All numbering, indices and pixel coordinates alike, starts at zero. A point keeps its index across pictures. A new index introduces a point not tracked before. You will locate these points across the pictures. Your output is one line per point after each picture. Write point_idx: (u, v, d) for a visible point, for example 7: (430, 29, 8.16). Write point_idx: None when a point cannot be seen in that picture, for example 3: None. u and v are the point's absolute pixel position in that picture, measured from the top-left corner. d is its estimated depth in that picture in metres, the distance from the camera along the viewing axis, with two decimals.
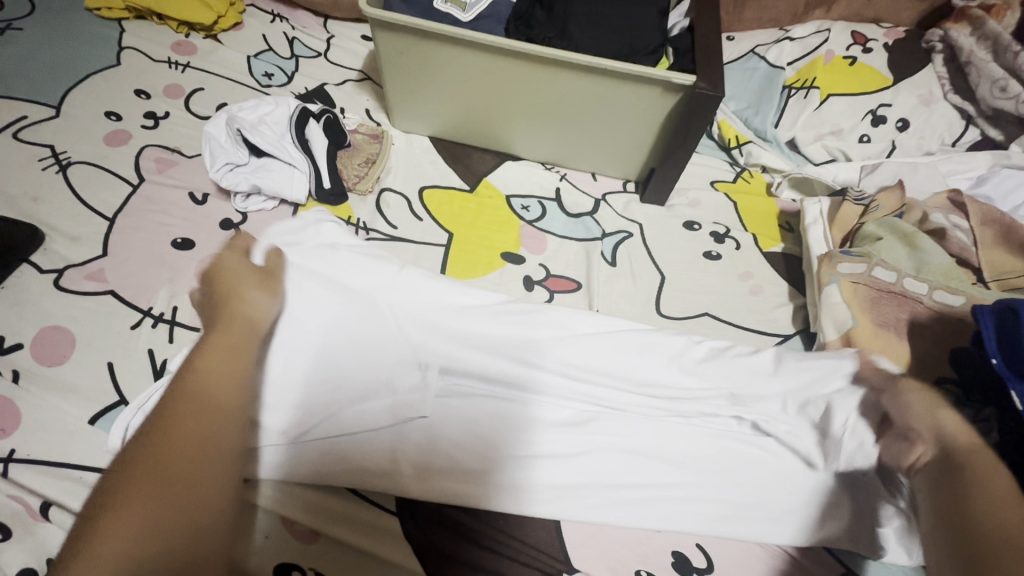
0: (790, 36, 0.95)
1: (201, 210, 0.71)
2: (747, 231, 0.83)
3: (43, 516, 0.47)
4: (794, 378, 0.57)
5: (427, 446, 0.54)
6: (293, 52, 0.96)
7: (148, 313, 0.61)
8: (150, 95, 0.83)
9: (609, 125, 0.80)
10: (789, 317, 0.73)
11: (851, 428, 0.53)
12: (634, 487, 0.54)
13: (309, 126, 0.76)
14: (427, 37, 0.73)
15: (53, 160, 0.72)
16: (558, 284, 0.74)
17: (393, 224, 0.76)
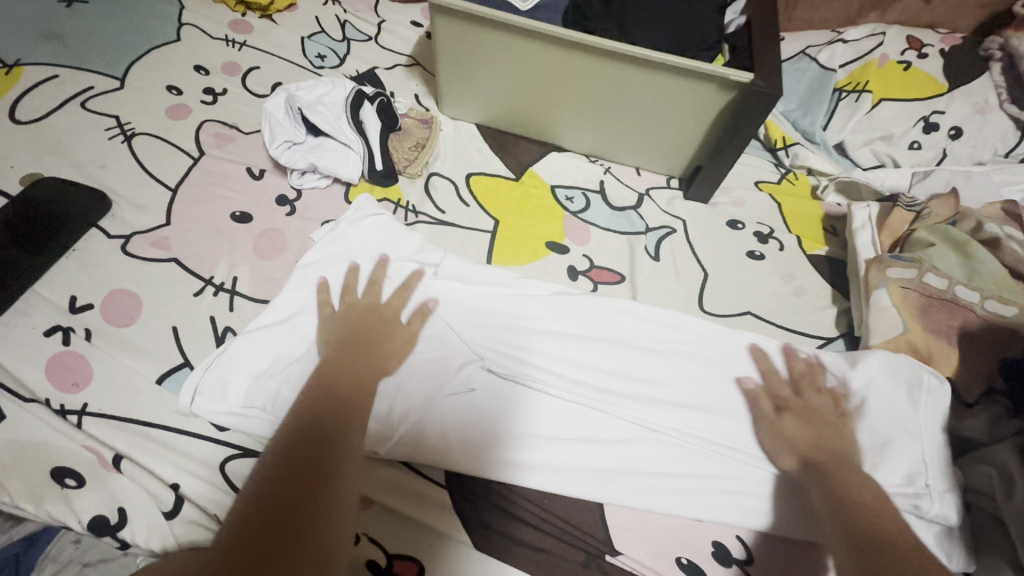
0: (842, 37, 0.94)
1: (258, 185, 0.73)
2: (790, 232, 0.82)
3: (114, 467, 0.49)
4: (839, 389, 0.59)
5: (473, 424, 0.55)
6: (344, 35, 0.97)
7: (209, 282, 0.63)
8: (208, 71, 0.86)
9: (659, 123, 0.81)
10: (833, 320, 0.73)
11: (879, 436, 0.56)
12: (676, 474, 0.56)
13: (364, 108, 0.77)
14: (486, 26, 0.74)
15: (118, 130, 0.75)
16: (602, 276, 0.74)
17: (441, 209, 0.78)
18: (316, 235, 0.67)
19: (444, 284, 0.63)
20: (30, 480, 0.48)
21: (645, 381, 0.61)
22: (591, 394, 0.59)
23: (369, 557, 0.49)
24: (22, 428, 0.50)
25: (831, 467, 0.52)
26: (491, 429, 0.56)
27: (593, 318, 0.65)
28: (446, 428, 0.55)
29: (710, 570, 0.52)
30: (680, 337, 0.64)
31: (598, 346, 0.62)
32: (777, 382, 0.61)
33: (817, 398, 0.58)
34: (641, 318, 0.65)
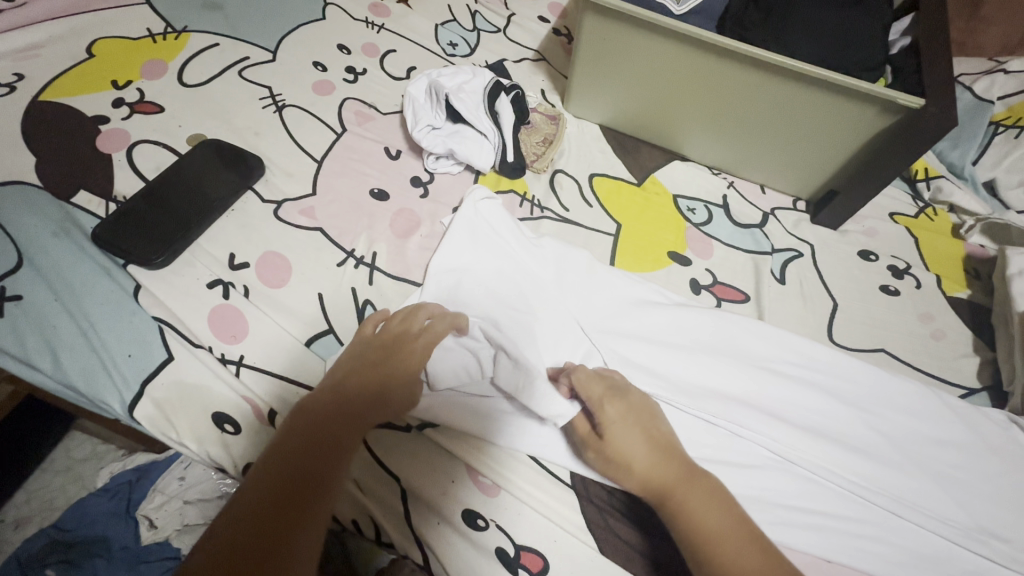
0: (1005, 68, 0.86)
1: (395, 165, 0.75)
2: (929, 271, 0.77)
3: (269, 421, 0.52)
4: (976, 458, 0.58)
5: (605, 442, 0.49)
6: (474, 25, 0.99)
7: (351, 254, 0.65)
8: (350, 50, 0.89)
9: (799, 142, 0.77)
10: (975, 370, 0.68)
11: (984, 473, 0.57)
12: (808, 509, 0.54)
13: (500, 99, 0.78)
14: (638, 26, 0.73)
15: (271, 100, 0.79)
16: (726, 293, 0.72)
17: (566, 207, 0.77)
18: (450, 218, 0.68)
19: (566, 283, 0.66)
20: (199, 422, 0.52)
21: (772, 409, 0.60)
22: (712, 412, 0.58)
23: (497, 545, 0.50)
24: (190, 371, 0.54)
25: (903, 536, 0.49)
26: None
27: (687, 328, 0.64)
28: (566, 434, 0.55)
29: None
30: (811, 367, 0.63)
31: (703, 358, 0.61)
32: (903, 430, 0.59)
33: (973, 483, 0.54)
34: (775, 345, 0.64)
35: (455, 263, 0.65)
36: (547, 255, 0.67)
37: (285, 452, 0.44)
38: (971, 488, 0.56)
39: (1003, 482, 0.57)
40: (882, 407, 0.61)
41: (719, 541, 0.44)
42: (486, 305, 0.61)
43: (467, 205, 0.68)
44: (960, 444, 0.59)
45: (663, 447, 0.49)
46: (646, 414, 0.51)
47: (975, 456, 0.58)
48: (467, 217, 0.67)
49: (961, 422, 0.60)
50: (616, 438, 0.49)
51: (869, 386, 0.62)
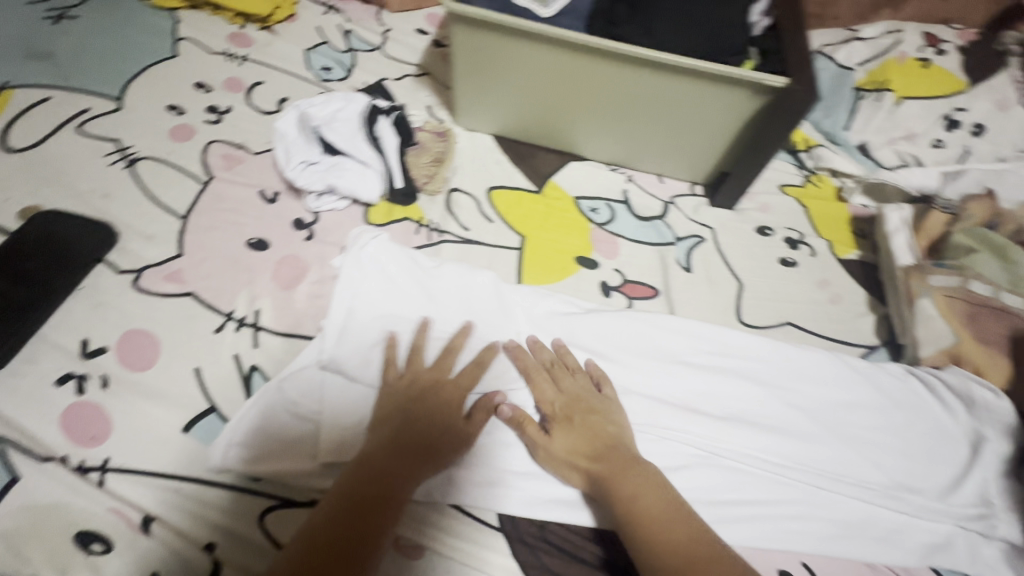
0: (859, 36, 0.93)
1: (273, 209, 0.69)
2: (821, 237, 0.81)
3: (143, 530, 0.46)
4: (886, 414, 0.60)
5: (547, 442, 0.53)
6: (348, 46, 0.94)
7: (230, 317, 0.59)
8: (210, 88, 0.81)
9: (686, 128, 0.78)
10: (872, 327, 0.71)
11: (893, 430, 0.59)
12: (737, 499, 0.54)
13: (379, 123, 0.74)
14: (507, 34, 0.71)
15: (120, 155, 0.70)
16: (636, 291, 0.72)
17: (465, 226, 0.74)
18: (338, 262, 0.63)
19: (475, 308, 0.62)
20: (56, 548, 0.45)
21: (693, 404, 0.59)
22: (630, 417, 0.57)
23: None
24: (40, 490, 0.46)
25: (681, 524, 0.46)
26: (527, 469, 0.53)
27: (604, 337, 0.62)
28: (526, 493, 0.52)
29: None
30: (726, 354, 0.63)
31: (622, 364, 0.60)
32: (816, 400, 0.61)
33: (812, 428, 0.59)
34: (689, 335, 0.64)
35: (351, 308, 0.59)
36: (453, 284, 0.63)
37: (351, 498, 0.46)
38: (882, 446, 0.58)
39: (912, 435, 0.59)
40: (794, 381, 0.62)
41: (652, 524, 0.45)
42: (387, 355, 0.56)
43: (352, 255, 0.62)
44: (868, 403, 0.61)
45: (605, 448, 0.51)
46: (593, 421, 0.53)
47: (882, 411, 0.60)
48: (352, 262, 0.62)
49: (866, 380, 0.62)
50: (558, 440, 0.52)
51: (778, 362, 0.63)
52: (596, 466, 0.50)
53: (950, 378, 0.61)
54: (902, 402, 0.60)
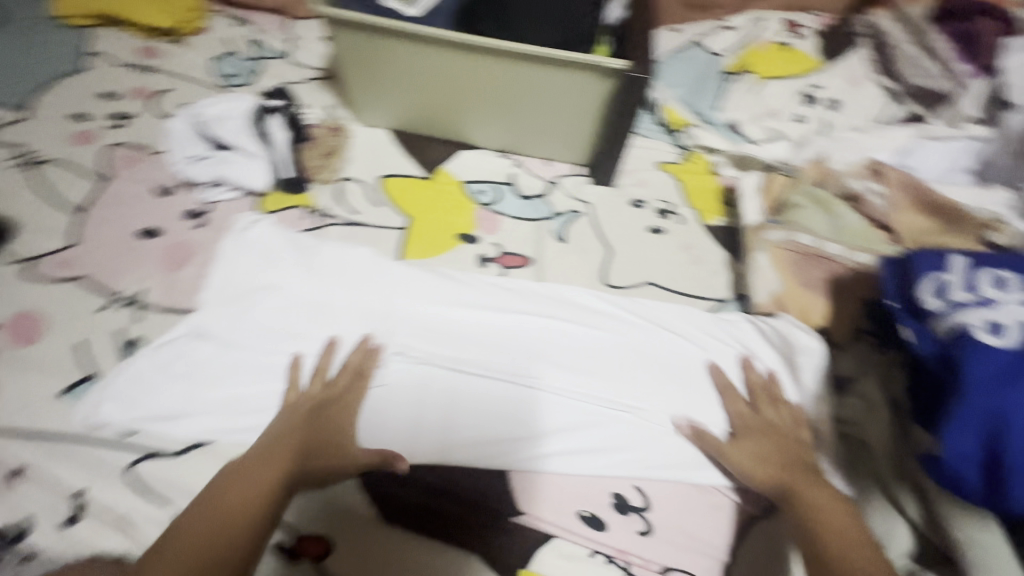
0: (727, 26, 1.03)
1: (166, 201, 0.74)
2: (689, 207, 0.88)
3: (15, 480, 0.52)
4: (726, 351, 0.65)
5: (740, 445, 0.58)
6: (255, 53, 1.00)
7: (115, 297, 0.64)
8: (115, 96, 0.87)
9: (556, 111, 0.84)
10: (726, 283, 0.78)
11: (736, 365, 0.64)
12: (575, 438, 0.59)
13: (269, 120, 0.82)
14: (380, 35, 0.79)
15: (21, 159, 0.76)
16: (510, 261, 0.78)
17: (353, 210, 0.80)
18: (220, 245, 0.68)
19: (349, 278, 0.67)
20: None
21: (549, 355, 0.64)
22: (485, 367, 0.62)
23: (278, 540, 0.52)
24: None
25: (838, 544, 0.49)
26: (378, 417, 0.58)
27: (474, 302, 0.67)
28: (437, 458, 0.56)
29: (611, 521, 0.55)
30: (579, 312, 0.68)
31: (486, 320, 0.65)
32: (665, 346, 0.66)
33: (775, 408, 0.60)
34: (551, 296, 0.70)
35: (228, 281, 0.65)
36: (326, 257, 0.68)
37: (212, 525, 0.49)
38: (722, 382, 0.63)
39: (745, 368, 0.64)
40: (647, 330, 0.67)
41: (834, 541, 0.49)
42: (252, 324, 0.62)
43: (231, 239, 0.69)
44: (712, 344, 0.66)
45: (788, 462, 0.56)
46: (786, 441, 0.58)
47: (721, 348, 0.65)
48: (230, 245, 0.68)
49: (707, 321, 0.68)
50: (747, 447, 0.57)
51: (631, 314, 0.68)
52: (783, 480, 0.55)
53: (782, 322, 0.67)
54: (738, 340, 0.66)
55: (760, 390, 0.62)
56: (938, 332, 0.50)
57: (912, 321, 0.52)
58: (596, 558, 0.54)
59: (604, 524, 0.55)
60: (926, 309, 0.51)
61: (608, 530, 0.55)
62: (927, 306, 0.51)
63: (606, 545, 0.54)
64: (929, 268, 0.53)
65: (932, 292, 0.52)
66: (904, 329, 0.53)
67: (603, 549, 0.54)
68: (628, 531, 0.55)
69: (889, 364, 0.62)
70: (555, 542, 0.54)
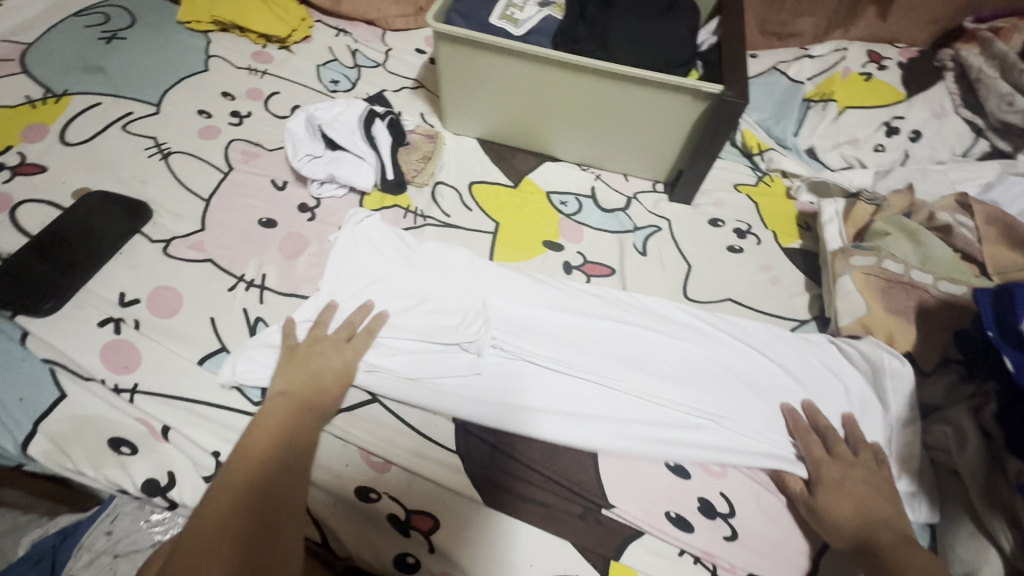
0: (810, 54, 1.05)
1: (282, 195, 0.81)
2: (766, 228, 0.90)
3: (164, 437, 0.57)
4: (817, 371, 0.67)
5: (818, 497, 0.55)
6: (355, 62, 1.07)
7: (241, 279, 0.70)
8: (234, 96, 0.95)
9: (642, 130, 0.89)
10: (805, 305, 0.80)
11: (826, 387, 0.66)
12: (658, 439, 0.61)
13: (376, 124, 0.86)
14: (483, 50, 0.83)
15: (156, 149, 0.83)
16: (594, 270, 0.81)
17: (447, 213, 0.85)
18: (336, 236, 0.73)
19: (449, 273, 0.71)
20: (96, 450, 0.56)
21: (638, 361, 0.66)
22: (577, 367, 0.64)
23: (390, 511, 0.55)
24: (84, 405, 0.58)
25: None
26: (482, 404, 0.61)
27: (569, 305, 0.70)
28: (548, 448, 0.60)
29: (697, 523, 0.57)
30: (673, 326, 0.70)
31: (574, 321, 0.68)
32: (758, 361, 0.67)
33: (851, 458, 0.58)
34: (641, 307, 0.72)
35: (344, 266, 0.70)
36: (432, 256, 0.73)
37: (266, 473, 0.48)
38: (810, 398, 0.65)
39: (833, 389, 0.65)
40: (738, 346, 0.68)
41: None
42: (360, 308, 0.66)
43: (347, 230, 0.73)
44: (804, 363, 0.67)
45: (871, 515, 0.53)
46: (866, 490, 0.55)
47: (810, 367, 0.67)
48: (345, 238, 0.73)
49: (797, 342, 0.70)
50: (828, 497, 0.55)
51: (720, 329, 0.70)
52: (865, 533, 0.52)
53: (876, 347, 0.67)
54: (828, 363, 0.68)
55: (834, 435, 0.60)
56: None
57: (1016, 353, 0.54)
58: (684, 557, 0.56)
59: (691, 525, 0.57)
60: None
61: (695, 531, 0.57)
62: None
63: (693, 545, 0.56)
64: None
65: None
66: (1006, 360, 0.54)
67: (691, 550, 0.56)
68: (715, 534, 0.57)
69: (982, 394, 0.61)
70: (645, 537, 0.57)
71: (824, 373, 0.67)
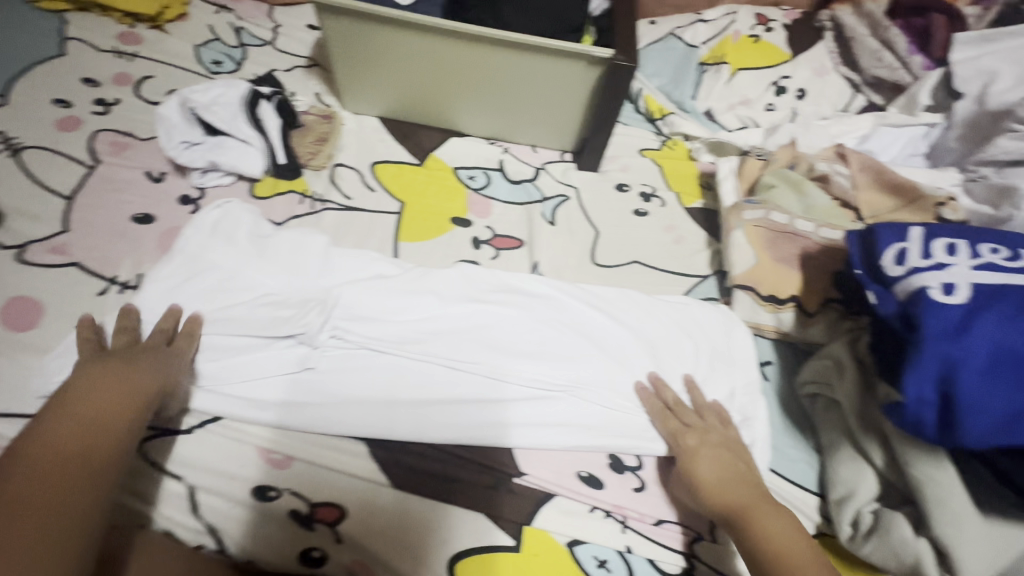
0: (703, 19, 1.07)
1: (159, 188, 0.74)
2: (670, 190, 0.92)
3: None
4: (697, 329, 0.70)
5: (687, 464, 0.56)
6: (239, 41, 0.99)
7: (113, 281, 0.64)
8: (98, 82, 0.86)
9: (543, 100, 0.88)
10: (706, 261, 0.83)
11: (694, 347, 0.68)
12: (540, 412, 0.61)
13: (260, 106, 0.81)
14: (369, 19, 0.80)
15: (4, 145, 0.74)
16: (503, 243, 0.81)
17: (347, 196, 0.82)
18: (190, 227, 0.68)
19: (298, 265, 0.68)
20: None
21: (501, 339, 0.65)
22: (423, 350, 0.62)
23: (293, 507, 0.53)
24: None
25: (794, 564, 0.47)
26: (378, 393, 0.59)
27: (433, 290, 0.68)
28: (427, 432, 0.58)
29: (608, 479, 0.60)
30: (558, 302, 0.70)
31: (413, 304, 0.66)
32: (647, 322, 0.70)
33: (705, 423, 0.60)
34: (529, 283, 0.72)
35: (195, 260, 0.65)
36: (314, 247, 0.70)
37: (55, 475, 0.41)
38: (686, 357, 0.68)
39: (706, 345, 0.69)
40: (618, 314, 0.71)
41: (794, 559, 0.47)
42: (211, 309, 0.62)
43: (193, 222, 0.68)
44: (687, 323, 0.71)
45: (739, 477, 0.55)
46: (724, 452, 0.57)
47: (687, 326, 0.71)
48: (197, 235, 0.68)
49: (678, 304, 0.73)
50: (699, 464, 0.56)
51: (602, 300, 0.72)
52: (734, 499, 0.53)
53: (753, 300, 0.72)
54: (700, 321, 0.71)
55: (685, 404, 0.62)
56: (900, 295, 0.55)
57: (877, 286, 0.58)
58: (595, 512, 0.58)
59: (602, 482, 0.59)
60: (891, 276, 0.56)
61: (605, 488, 0.59)
62: (892, 273, 0.56)
63: (604, 501, 0.58)
64: (892, 240, 0.59)
65: (896, 260, 0.57)
66: (870, 294, 0.58)
67: (602, 505, 0.58)
68: (624, 487, 0.59)
69: (858, 327, 0.66)
70: (555, 499, 0.58)
71: (701, 333, 0.70)
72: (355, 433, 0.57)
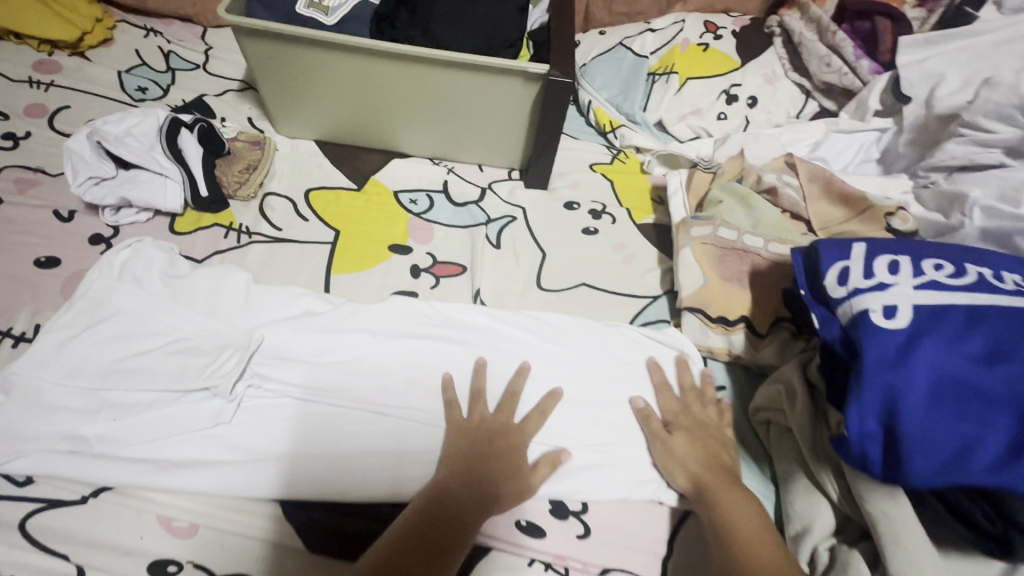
0: (651, 28, 1.05)
1: (67, 228, 0.70)
2: (621, 205, 0.89)
3: None
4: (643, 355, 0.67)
5: (669, 439, 0.58)
6: (168, 65, 0.95)
7: (8, 334, 0.60)
8: (8, 115, 0.81)
9: (484, 118, 0.85)
10: (657, 280, 0.80)
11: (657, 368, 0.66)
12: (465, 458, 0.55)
13: (180, 135, 0.76)
14: (295, 42, 0.76)
15: None
16: (444, 270, 0.77)
17: (277, 227, 0.77)
18: (91, 274, 0.63)
19: (218, 308, 0.63)
20: None
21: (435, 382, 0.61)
22: (350, 398, 0.58)
23: None
24: None
25: (743, 540, 0.48)
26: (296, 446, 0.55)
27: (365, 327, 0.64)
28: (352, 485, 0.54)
29: (548, 526, 0.55)
30: (498, 334, 0.66)
31: (344, 347, 0.62)
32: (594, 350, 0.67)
33: (702, 408, 0.62)
34: (467, 315, 0.68)
35: (100, 308, 0.61)
36: (235, 287, 0.65)
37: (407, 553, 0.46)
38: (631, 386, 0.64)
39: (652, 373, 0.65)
40: (565, 342, 0.67)
41: (750, 539, 0.48)
42: (118, 362, 0.57)
43: (97, 266, 0.64)
44: (635, 349, 0.67)
45: (712, 455, 0.56)
46: (711, 437, 0.58)
47: (635, 352, 0.67)
48: (99, 280, 0.63)
49: (626, 329, 0.69)
50: (677, 441, 0.58)
51: (545, 328, 0.68)
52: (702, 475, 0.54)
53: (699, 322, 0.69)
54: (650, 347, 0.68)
55: (693, 389, 0.63)
56: (843, 319, 0.53)
57: (820, 308, 0.56)
58: (533, 566, 0.53)
59: (542, 529, 0.55)
60: (835, 298, 0.54)
61: (545, 536, 0.54)
62: (836, 295, 0.54)
63: (543, 551, 0.53)
64: (835, 258, 0.57)
65: (839, 281, 0.55)
66: (814, 316, 0.56)
67: (541, 556, 0.53)
68: (566, 535, 0.55)
69: (810, 349, 0.64)
70: (491, 554, 0.53)
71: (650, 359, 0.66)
72: (272, 493, 0.53)
